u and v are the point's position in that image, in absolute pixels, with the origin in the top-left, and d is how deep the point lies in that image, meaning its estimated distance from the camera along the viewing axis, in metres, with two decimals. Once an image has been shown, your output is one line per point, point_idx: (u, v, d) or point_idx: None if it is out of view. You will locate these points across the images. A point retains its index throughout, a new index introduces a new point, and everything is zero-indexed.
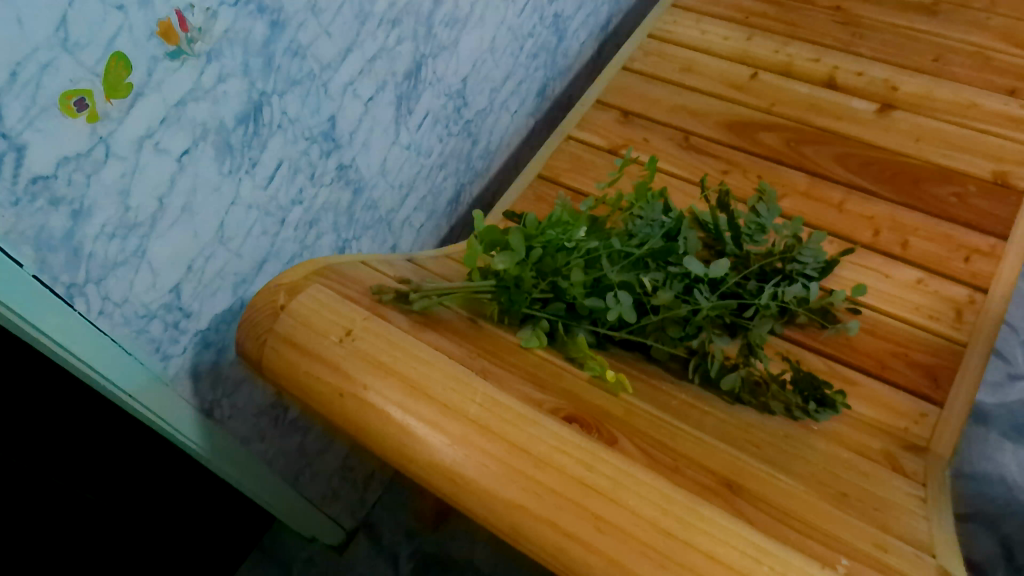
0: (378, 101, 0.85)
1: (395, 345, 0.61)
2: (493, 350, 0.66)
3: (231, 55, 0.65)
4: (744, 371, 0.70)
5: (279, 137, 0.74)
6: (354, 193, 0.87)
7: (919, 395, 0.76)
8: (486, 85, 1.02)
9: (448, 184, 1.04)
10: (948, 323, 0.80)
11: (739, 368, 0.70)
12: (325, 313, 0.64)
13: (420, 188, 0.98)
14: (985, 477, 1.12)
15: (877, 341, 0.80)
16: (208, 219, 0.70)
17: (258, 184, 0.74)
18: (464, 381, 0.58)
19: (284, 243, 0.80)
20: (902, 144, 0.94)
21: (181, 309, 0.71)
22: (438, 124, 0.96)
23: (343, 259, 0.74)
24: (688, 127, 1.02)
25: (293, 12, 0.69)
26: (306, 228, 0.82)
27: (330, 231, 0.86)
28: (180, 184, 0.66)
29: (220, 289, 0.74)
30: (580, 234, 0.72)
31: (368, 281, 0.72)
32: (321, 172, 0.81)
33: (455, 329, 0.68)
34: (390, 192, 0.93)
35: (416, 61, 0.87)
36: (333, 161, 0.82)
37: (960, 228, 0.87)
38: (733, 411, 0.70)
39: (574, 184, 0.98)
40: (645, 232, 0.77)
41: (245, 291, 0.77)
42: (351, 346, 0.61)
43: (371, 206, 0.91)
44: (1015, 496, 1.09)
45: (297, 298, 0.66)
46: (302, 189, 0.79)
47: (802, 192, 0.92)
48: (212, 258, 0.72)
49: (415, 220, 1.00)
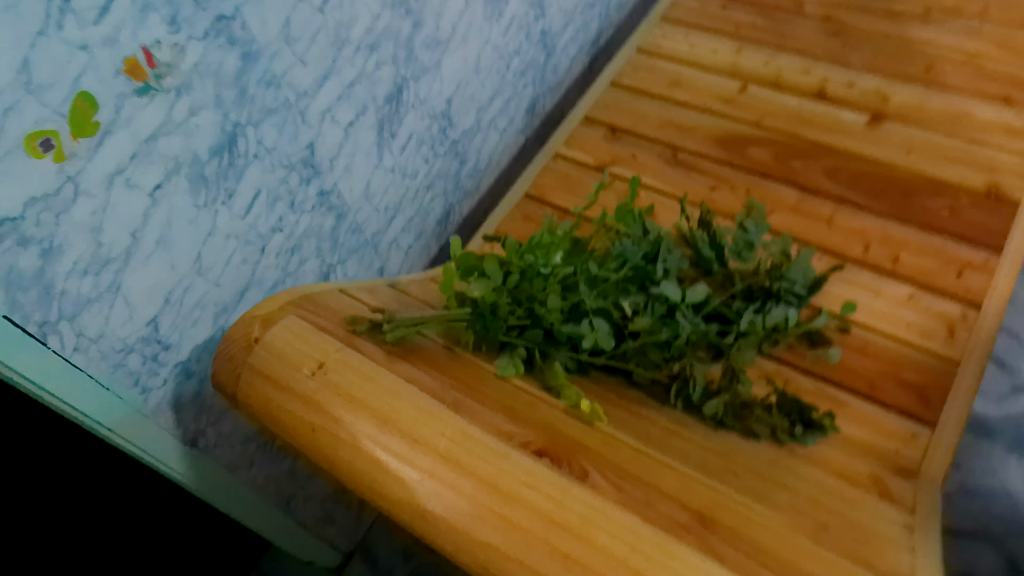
0: (358, 126, 0.85)
1: (366, 377, 0.61)
2: (463, 380, 0.65)
3: (202, 88, 0.66)
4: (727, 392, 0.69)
5: (256, 166, 0.74)
6: (337, 218, 0.87)
7: (909, 415, 0.74)
8: (472, 105, 1.01)
9: (436, 205, 1.03)
10: (940, 340, 0.79)
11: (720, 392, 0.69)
12: (299, 345, 0.64)
13: (407, 210, 0.98)
14: (988, 494, 1.09)
15: (867, 360, 0.78)
16: (184, 252, 0.69)
17: (235, 214, 0.73)
18: (434, 415, 0.57)
19: (266, 271, 0.80)
20: (894, 156, 0.93)
21: (161, 341, 0.70)
22: (423, 145, 0.96)
23: (320, 287, 0.73)
24: (677, 143, 1.01)
25: (265, 42, 0.70)
26: (287, 255, 0.82)
27: (313, 256, 0.85)
28: (155, 218, 0.66)
29: (200, 319, 0.73)
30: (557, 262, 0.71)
31: (345, 309, 0.71)
32: (301, 200, 0.81)
33: (424, 359, 0.67)
34: (374, 215, 0.92)
35: (397, 84, 0.87)
36: (313, 188, 0.82)
37: (952, 241, 0.85)
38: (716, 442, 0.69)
39: (562, 204, 0.98)
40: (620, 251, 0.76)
41: (227, 320, 0.76)
42: (323, 378, 0.61)
43: (356, 230, 0.90)
44: (1021, 512, 1.07)
45: (270, 329, 0.65)
46: (282, 217, 0.79)
47: (790, 207, 0.92)
48: (191, 290, 0.72)
49: (403, 242, 0.99)
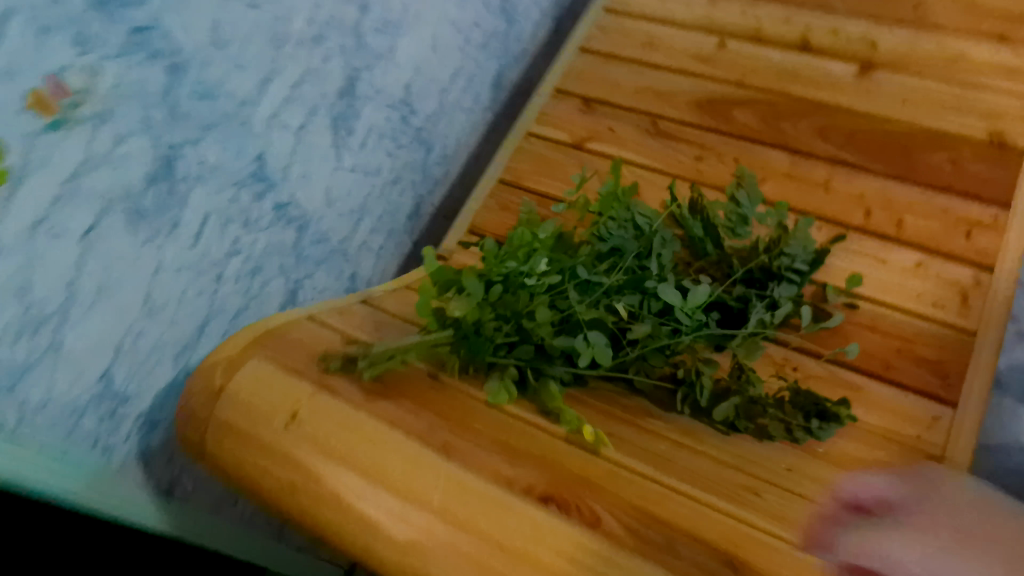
0: (311, 128, 0.76)
1: (344, 426, 0.55)
2: (452, 410, 0.59)
3: (125, 112, 0.58)
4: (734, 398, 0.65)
5: (201, 189, 0.66)
6: (298, 230, 0.79)
7: (928, 395, 0.71)
8: (433, 87, 0.93)
9: (405, 199, 0.96)
10: (954, 310, 0.74)
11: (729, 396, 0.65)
12: (266, 395, 0.58)
13: (374, 209, 0.90)
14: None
15: (878, 338, 0.74)
16: (130, 296, 0.62)
17: (184, 244, 0.66)
18: (426, 464, 0.52)
19: (227, 300, 0.72)
20: (889, 109, 0.87)
21: (116, 395, 0.64)
22: (385, 138, 0.88)
23: (283, 318, 0.67)
24: (657, 111, 0.94)
25: (193, 49, 0.61)
26: (248, 278, 0.74)
27: (278, 275, 0.78)
28: (90, 264, 0.58)
29: (158, 363, 0.67)
30: (540, 267, 0.64)
31: (315, 342, 0.64)
32: (256, 217, 0.73)
33: (406, 391, 0.60)
34: (340, 220, 0.85)
35: (349, 76, 0.79)
36: (268, 203, 0.74)
37: (957, 199, 0.80)
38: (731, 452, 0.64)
39: (542, 188, 0.92)
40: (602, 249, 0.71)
41: (189, 360, 0.69)
42: (297, 431, 0.55)
43: (321, 240, 0.83)
44: None
45: (234, 377, 0.59)
46: (237, 238, 0.72)
47: (783, 173, 0.86)
48: (144, 335, 0.65)
49: (373, 243, 0.92)
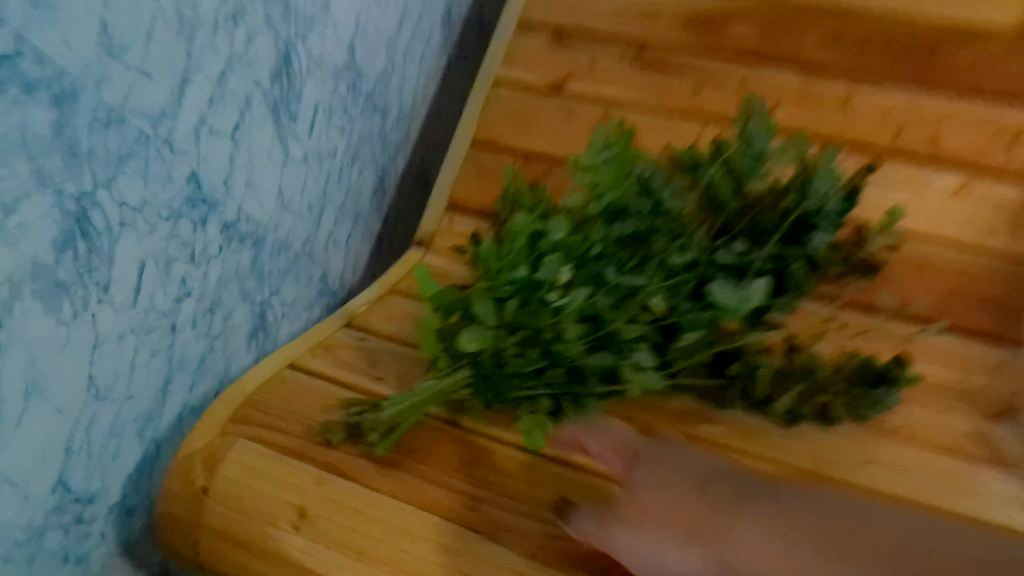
0: (248, 126, 0.61)
1: (366, 520, 0.46)
2: (483, 466, 0.51)
3: (6, 173, 0.43)
4: (792, 389, 0.57)
5: (130, 236, 0.52)
6: (254, 246, 0.66)
7: (989, 338, 0.65)
8: (380, 41, 0.78)
9: (366, 175, 0.83)
10: (1008, 237, 0.66)
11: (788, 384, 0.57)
12: (264, 490, 0.48)
13: (335, 197, 0.78)
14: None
15: (925, 279, 0.68)
16: (69, 389, 0.50)
17: (122, 307, 0.53)
18: (471, 555, 0.45)
19: (187, 349, 0.61)
20: (903, 3, 0.73)
21: (79, 498, 0.54)
22: (335, 112, 0.73)
23: (260, 376, 0.56)
24: (641, 34, 0.81)
25: (82, 68, 0.45)
26: (207, 317, 0.62)
27: (239, 302, 0.66)
28: (6, 368, 0.46)
29: (121, 447, 0.56)
30: (558, 274, 0.53)
31: (308, 404, 0.54)
32: (203, 247, 0.60)
33: (425, 447, 0.52)
34: (299, 221, 0.72)
35: (283, 51, 0.63)
36: (214, 226, 0.60)
37: (991, 105, 0.69)
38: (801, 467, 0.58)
39: (522, 147, 0.81)
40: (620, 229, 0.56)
41: (157, 430, 0.59)
42: (311, 534, 0.47)
43: (281, 248, 0.71)
44: None
45: (219, 471, 0.49)
46: (184, 278, 0.58)
47: (796, 94, 0.75)
48: (97, 423, 0.53)
49: (339, 235, 0.80)
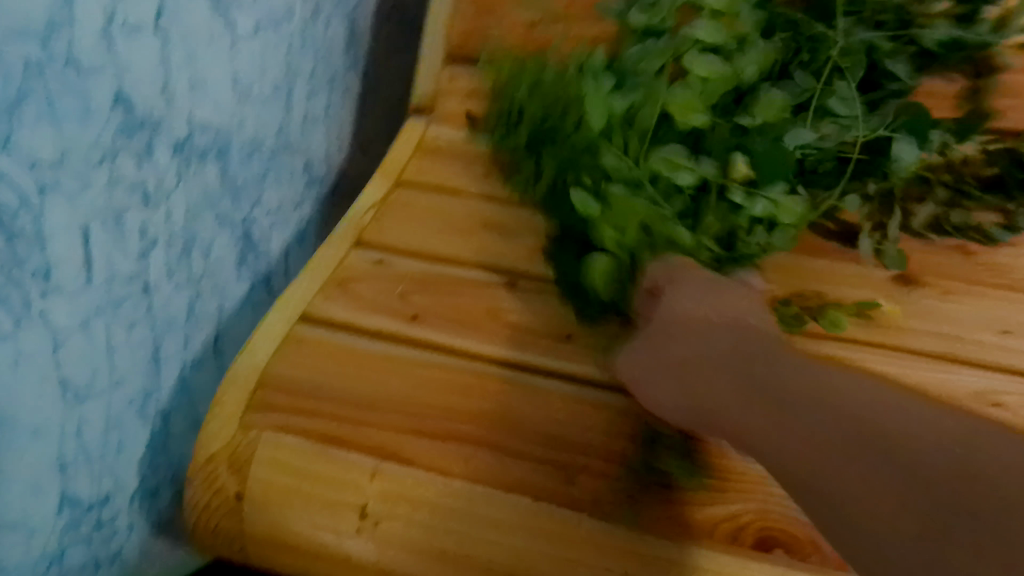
0: (176, 8, 0.45)
1: (439, 516, 0.39)
2: (554, 420, 0.42)
3: None
4: (930, 196, 0.48)
5: (60, 205, 0.39)
6: (217, 158, 0.53)
7: None
8: None
9: (336, 29, 0.66)
10: None
11: (920, 199, 0.48)
12: (308, 492, 0.40)
13: (303, 67, 0.62)
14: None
15: None
16: (41, 407, 0.41)
17: (75, 292, 0.42)
18: (575, 539, 0.39)
19: (168, 304, 0.50)
20: None
21: (92, 503, 0.47)
22: None
23: (268, 342, 0.46)
24: None
25: None
26: (181, 260, 0.51)
27: (215, 228, 0.54)
28: None
29: (123, 437, 0.48)
30: (671, 156, 0.47)
31: (333, 372, 0.44)
32: (155, 182, 0.47)
33: (487, 406, 0.43)
34: (264, 110, 0.58)
35: None
36: (161, 153, 0.47)
37: None
38: (943, 351, 0.47)
39: None
40: (773, 104, 0.47)
41: (159, 403, 0.51)
42: (378, 536, 0.39)
43: (250, 151, 0.57)
44: None
45: (249, 474, 0.41)
46: (142, 227, 0.47)
47: None
48: (87, 427, 0.45)
49: (315, 111, 0.66)
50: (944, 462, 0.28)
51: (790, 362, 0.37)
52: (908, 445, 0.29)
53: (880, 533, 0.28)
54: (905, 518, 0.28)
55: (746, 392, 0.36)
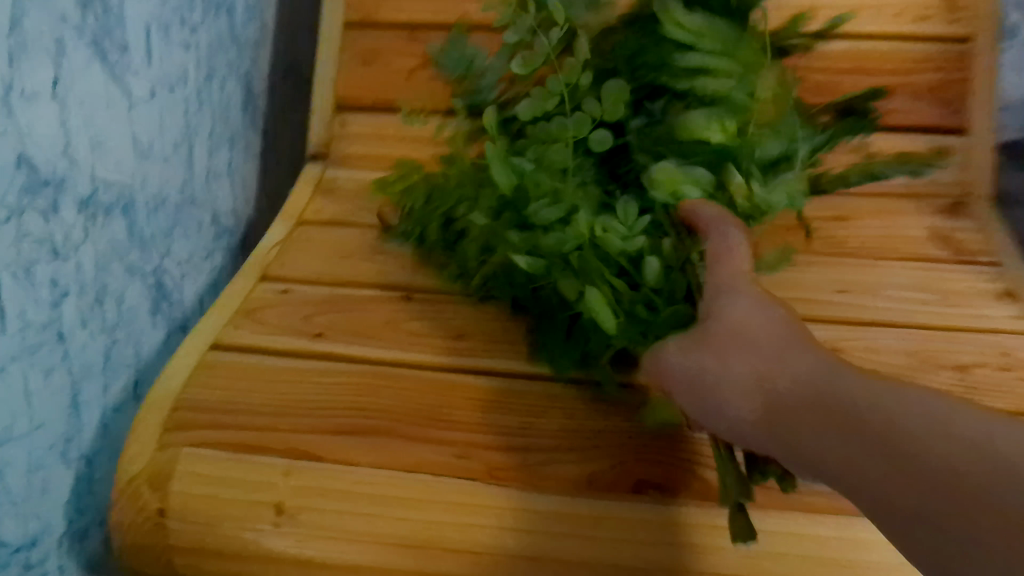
0: (71, 73, 0.50)
1: (354, 500, 0.43)
2: (456, 407, 0.47)
3: None
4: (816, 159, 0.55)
5: None
6: (123, 212, 0.57)
7: (934, 131, 0.62)
8: None
9: (230, 90, 0.71)
10: (938, 22, 0.62)
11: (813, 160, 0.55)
12: (227, 498, 0.43)
13: (201, 126, 0.67)
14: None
15: (865, 81, 0.62)
16: None
17: None
18: (478, 504, 0.42)
19: (85, 350, 0.53)
20: None
21: (19, 547, 0.48)
22: (173, 27, 0.61)
23: (180, 370, 0.49)
24: None
25: None
26: (95, 308, 0.54)
27: (127, 278, 0.58)
28: None
29: (48, 480, 0.50)
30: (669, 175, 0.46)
31: (244, 388, 0.48)
32: (63, 233, 0.51)
33: (392, 401, 0.47)
34: (167, 166, 0.62)
35: None
36: (67, 206, 0.51)
37: None
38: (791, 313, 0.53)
39: (407, 18, 0.68)
40: (769, 86, 0.49)
41: (82, 447, 0.53)
42: (295, 528, 0.42)
43: (156, 205, 0.61)
44: None
45: (171, 490, 0.44)
46: (53, 277, 0.50)
47: None
48: (10, 470, 0.47)
49: (218, 167, 0.71)
50: (991, 470, 0.26)
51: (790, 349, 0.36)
52: (980, 456, 0.27)
53: (930, 536, 0.27)
54: (983, 534, 0.25)
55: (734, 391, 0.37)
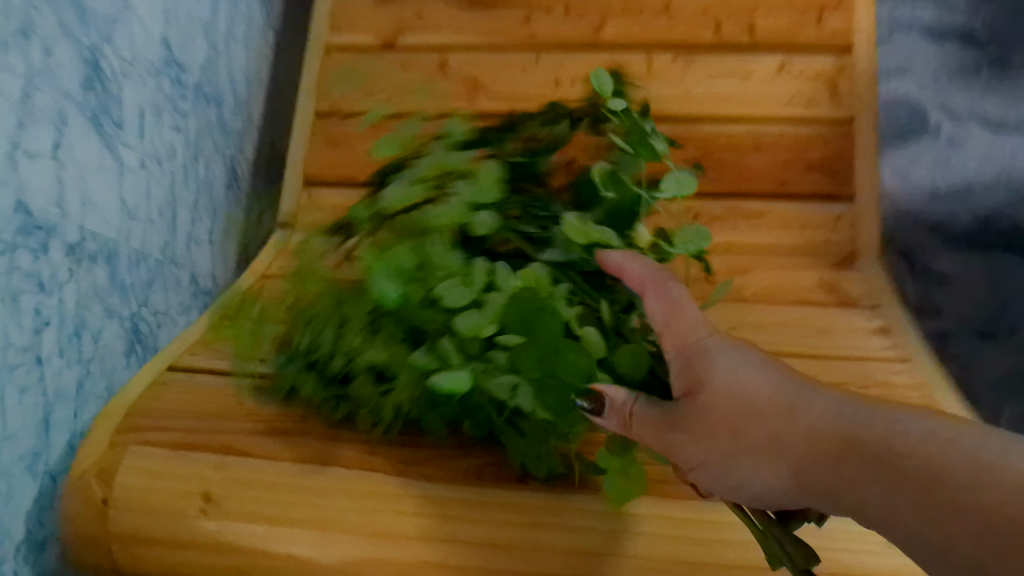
0: (70, 141, 0.60)
1: (269, 487, 0.53)
2: (350, 427, 0.57)
3: None
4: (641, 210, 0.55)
5: None
6: (107, 261, 0.65)
7: (826, 197, 0.70)
8: (196, 32, 0.76)
9: (214, 169, 0.82)
10: (826, 104, 0.71)
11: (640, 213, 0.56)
12: (165, 490, 0.53)
13: (186, 196, 0.77)
14: (903, 181, 1.01)
15: (763, 154, 0.71)
16: None
17: None
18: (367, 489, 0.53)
19: (60, 377, 0.60)
20: None
21: None
22: (163, 112, 0.72)
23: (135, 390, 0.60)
24: None
25: None
26: (73, 342, 0.62)
27: (106, 319, 0.65)
28: None
29: (12, 489, 0.56)
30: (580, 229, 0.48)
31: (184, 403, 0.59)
32: (50, 272, 0.59)
33: (294, 411, 0.58)
34: (151, 227, 0.71)
35: (88, 58, 0.62)
36: (56, 250, 0.59)
37: None
38: None
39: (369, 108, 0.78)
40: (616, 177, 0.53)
41: (48, 463, 0.59)
42: (222, 512, 0.52)
43: (138, 259, 0.70)
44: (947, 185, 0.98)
45: (116, 484, 0.54)
46: (37, 308, 0.58)
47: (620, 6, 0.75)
48: None
49: (200, 234, 0.79)
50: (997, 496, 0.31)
51: (807, 403, 0.40)
52: (997, 488, 0.32)
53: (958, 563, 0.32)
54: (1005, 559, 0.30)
55: (760, 449, 0.40)
